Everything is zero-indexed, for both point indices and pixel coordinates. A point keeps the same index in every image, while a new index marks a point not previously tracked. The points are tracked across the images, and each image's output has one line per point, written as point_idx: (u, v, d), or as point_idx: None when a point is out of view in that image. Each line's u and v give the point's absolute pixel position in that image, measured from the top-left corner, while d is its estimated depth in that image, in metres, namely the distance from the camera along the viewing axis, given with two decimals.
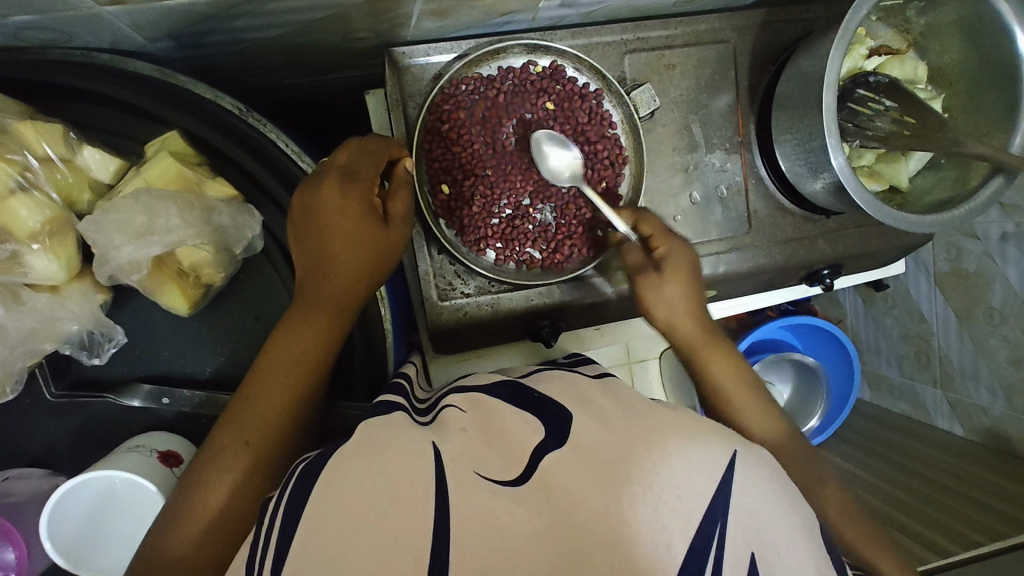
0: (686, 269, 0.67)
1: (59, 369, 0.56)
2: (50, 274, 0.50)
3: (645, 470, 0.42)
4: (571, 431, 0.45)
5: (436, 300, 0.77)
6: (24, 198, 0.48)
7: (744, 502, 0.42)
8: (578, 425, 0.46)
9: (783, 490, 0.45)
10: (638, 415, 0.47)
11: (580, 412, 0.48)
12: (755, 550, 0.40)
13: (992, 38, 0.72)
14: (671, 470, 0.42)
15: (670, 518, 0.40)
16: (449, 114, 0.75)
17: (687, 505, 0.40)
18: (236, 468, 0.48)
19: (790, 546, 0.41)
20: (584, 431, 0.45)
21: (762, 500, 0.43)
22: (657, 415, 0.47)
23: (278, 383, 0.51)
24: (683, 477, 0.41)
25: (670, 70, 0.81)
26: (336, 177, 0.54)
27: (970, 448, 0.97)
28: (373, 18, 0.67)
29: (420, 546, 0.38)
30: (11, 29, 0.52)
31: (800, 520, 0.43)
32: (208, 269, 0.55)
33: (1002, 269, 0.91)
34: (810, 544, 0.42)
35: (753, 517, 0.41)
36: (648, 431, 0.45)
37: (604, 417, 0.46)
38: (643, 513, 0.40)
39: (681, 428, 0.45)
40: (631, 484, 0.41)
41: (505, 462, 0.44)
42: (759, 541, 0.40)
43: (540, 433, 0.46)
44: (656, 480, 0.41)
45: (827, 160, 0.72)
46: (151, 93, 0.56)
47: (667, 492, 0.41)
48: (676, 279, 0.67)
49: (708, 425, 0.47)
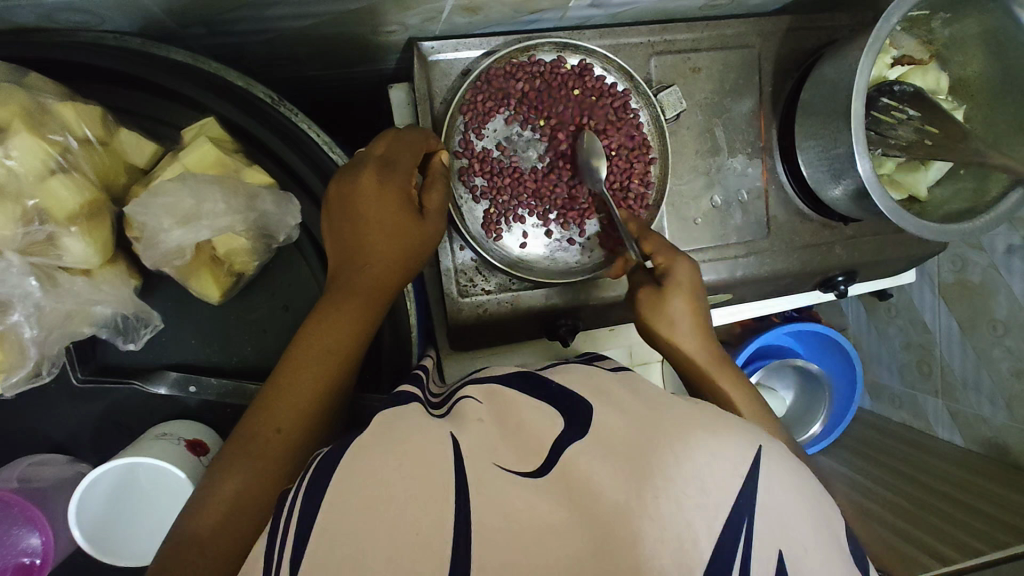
0: (692, 282, 0.66)
1: (85, 354, 0.55)
2: (85, 258, 0.49)
3: (667, 463, 0.41)
4: (590, 424, 0.45)
5: (456, 296, 0.77)
6: (63, 179, 0.47)
7: (769, 499, 0.41)
8: (601, 418, 0.46)
9: (806, 489, 0.44)
10: (661, 408, 0.47)
11: (602, 405, 0.47)
12: (783, 549, 0.39)
13: (1014, 50, 0.73)
14: (692, 463, 0.41)
15: (693, 514, 0.39)
16: (478, 111, 0.75)
17: (712, 501, 0.40)
18: (266, 455, 0.47)
19: (817, 545, 0.41)
20: (607, 424, 0.45)
21: (786, 497, 0.42)
22: (685, 409, 0.47)
23: (309, 371, 0.50)
24: (707, 470, 0.41)
25: (695, 73, 0.82)
26: (375, 168, 0.54)
27: (975, 458, 0.98)
28: (405, 11, 0.67)
29: (441, 541, 0.37)
30: (46, 10, 0.51)
31: (824, 516, 0.44)
32: (241, 258, 0.55)
33: (1008, 281, 0.92)
34: (832, 543, 0.42)
35: (782, 516, 0.41)
36: (673, 424, 0.44)
37: (631, 408, 0.47)
38: (667, 508, 0.39)
39: (705, 422, 0.45)
40: (653, 479, 0.40)
41: (525, 453, 0.44)
42: (786, 540, 0.40)
43: (558, 425, 0.46)
44: (678, 473, 0.41)
45: (850, 166, 0.73)
46: (187, 79, 0.55)
47: (691, 485, 0.40)
48: (679, 291, 0.65)
49: (730, 420, 0.46)
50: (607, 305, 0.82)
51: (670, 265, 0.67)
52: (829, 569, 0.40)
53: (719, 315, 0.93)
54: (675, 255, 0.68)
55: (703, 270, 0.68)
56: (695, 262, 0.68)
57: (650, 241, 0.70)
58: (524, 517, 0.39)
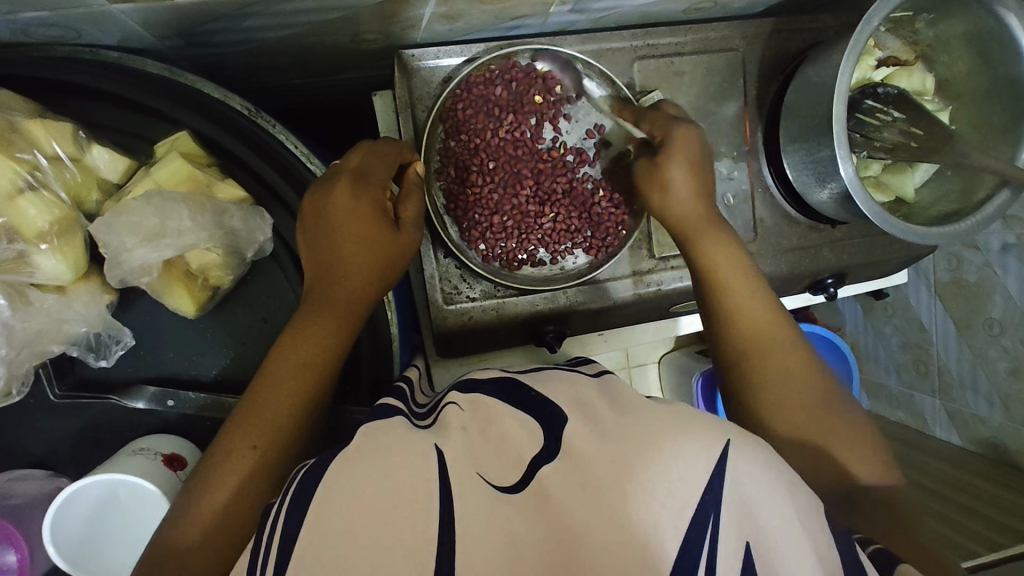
0: (689, 148, 0.69)
1: (63, 370, 0.56)
2: (57, 275, 0.50)
3: (640, 467, 0.40)
4: (563, 433, 0.44)
5: (441, 304, 0.76)
6: (33, 198, 0.48)
7: (738, 489, 0.40)
8: (571, 429, 0.44)
9: (783, 481, 0.43)
10: (630, 412, 0.45)
11: (576, 416, 0.45)
12: (749, 539, 0.39)
13: (999, 51, 0.73)
14: (661, 465, 0.40)
15: (661, 517, 0.38)
16: (457, 120, 0.75)
17: (678, 501, 0.39)
18: (241, 471, 0.47)
19: (783, 533, 0.39)
20: (576, 436, 0.43)
21: (757, 489, 0.41)
22: (647, 411, 0.44)
23: (286, 385, 0.50)
24: (675, 472, 0.40)
25: (679, 78, 0.81)
26: (349, 180, 0.54)
27: (970, 457, 0.97)
28: (384, 20, 0.67)
29: (422, 553, 0.37)
30: (20, 25, 0.51)
31: (800, 507, 0.41)
32: (216, 271, 0.55)
33: (1003, 280, 0.91)
34: (802, 531, 0.40)
35: (748, 508, 0.40)
36: (637, 427, 0.42)
37: (600, 419, 0.45)
38: (640, 516, 0.38)
39: (673, 421, 0.43)
40: (622, 485, 0.39)
41: (502, 467, 0.43)
42: (753, 529, 0.39)
43: (538, 442, 0.44)
44: (650, 477, 0.40)
45: (835, 170, 0.72)
46: (161, 92, 0.55)
47: (658, 487, 0.39)
48: (677, 155, 0.68)
49: (702, 415, 0.44)
50: (595, 311, 0.81)
51: (667, 133, 0.70)
52: (802, 556, 0.39)
53: None
54: (672, 123, 0.71)
55: (701, 136, 0.70)
56: (695, 128, 0.70)
57: (649, 120, 0.72)
58: (494, 520, 0.39)
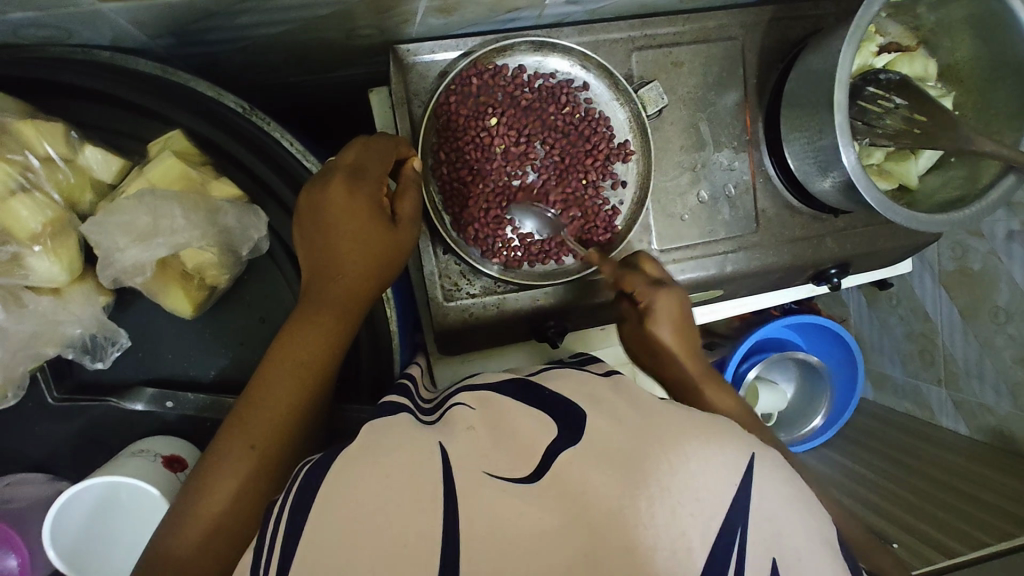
0: (674, 315, 0.66)
1: (60, 372, 0.56)
2: (51, 276, 0.50)
3: (661, 472, 0.39)
4: (582, 430, 0.43)
5: (441, 300, 0.76)
6: (24, 199, 0.48)
7: (762, 507, 0.40)
8: (591, 423, 0.44)
9: (801, 495, 0.43)
10: (651, 416, 0.44)
11: (594, 412, 0.45)
12: (776, 555, 0.38)
13: (1001, 34, 0.72)
14: (688, 470, 0.39)
15: (687, 523, 0.37)
16: (453, 115, 0.75)
17: (706, 511, 0.38)
18: (240, 473, 0.47)
19: (807, 551, 0.39)
20: (598, 432, 0.43)
21: (782, 505, 0.41)
22: (668, 414, 0.44)
23: (283, 386, 0.50)
24: (702, 478, 0.39)
25: (677, 67, 0.81)
26: (344, 176, 0.54)
27: (978, 447, 0.96)
28: (378, 14, 0.66)
29: (429, 552, 0.36)
30: (10, 26, 0.51)
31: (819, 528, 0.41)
32: (212, 271, 0.55)
33: (1009, 269, 0.90)
34: (825, 549, 0.40)
35: (773, 522, 0.39)
36: (660, 429, 0.42)
37: (619, 414, 0.45)
38: (661, 517, 0.37)
39: (697, 429, 0.43)
40: (648, 488, 0.38)
41: (516, 461, 0.42)
42: (778, 545, 0.39)
43: (552, 432, 0.44)
44: (673, 483, 0.39)
45: (837, 159, 0.71)
46: (153, 90, 0.55)
47: (684, 493, 0.38)
48: (662, 325, 0.66)
49: (726, 426, 0.44)
50: (597, 305, 0.81)
51: (650, 302, 0.66)
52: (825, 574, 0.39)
53: (710, 311, 0.93)
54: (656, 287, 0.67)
55: (683, 295, 0.68)
56: (674, 290, 0.67)
57: (629, 279, 0.68)
58: (497, 512, 0.38)
